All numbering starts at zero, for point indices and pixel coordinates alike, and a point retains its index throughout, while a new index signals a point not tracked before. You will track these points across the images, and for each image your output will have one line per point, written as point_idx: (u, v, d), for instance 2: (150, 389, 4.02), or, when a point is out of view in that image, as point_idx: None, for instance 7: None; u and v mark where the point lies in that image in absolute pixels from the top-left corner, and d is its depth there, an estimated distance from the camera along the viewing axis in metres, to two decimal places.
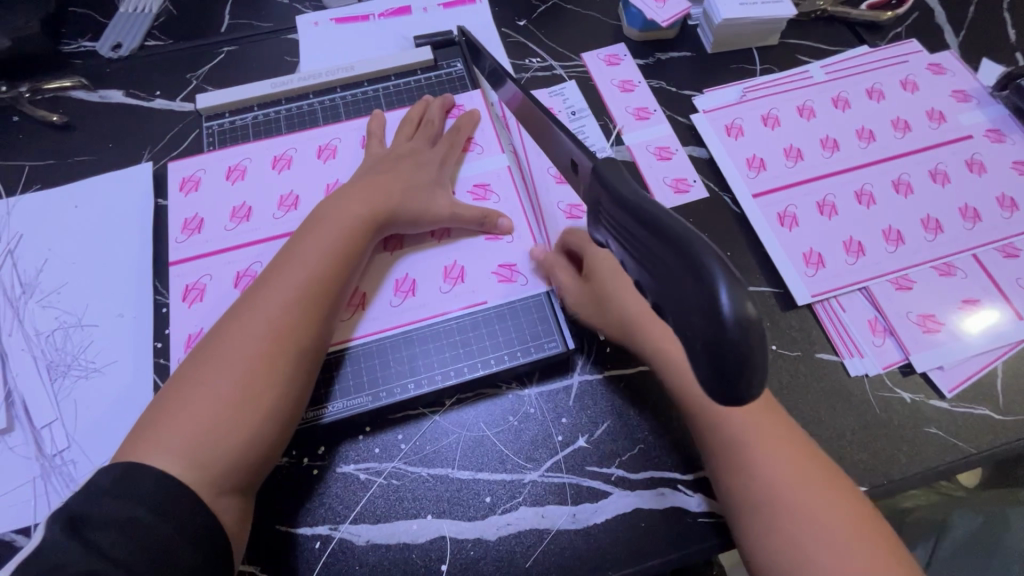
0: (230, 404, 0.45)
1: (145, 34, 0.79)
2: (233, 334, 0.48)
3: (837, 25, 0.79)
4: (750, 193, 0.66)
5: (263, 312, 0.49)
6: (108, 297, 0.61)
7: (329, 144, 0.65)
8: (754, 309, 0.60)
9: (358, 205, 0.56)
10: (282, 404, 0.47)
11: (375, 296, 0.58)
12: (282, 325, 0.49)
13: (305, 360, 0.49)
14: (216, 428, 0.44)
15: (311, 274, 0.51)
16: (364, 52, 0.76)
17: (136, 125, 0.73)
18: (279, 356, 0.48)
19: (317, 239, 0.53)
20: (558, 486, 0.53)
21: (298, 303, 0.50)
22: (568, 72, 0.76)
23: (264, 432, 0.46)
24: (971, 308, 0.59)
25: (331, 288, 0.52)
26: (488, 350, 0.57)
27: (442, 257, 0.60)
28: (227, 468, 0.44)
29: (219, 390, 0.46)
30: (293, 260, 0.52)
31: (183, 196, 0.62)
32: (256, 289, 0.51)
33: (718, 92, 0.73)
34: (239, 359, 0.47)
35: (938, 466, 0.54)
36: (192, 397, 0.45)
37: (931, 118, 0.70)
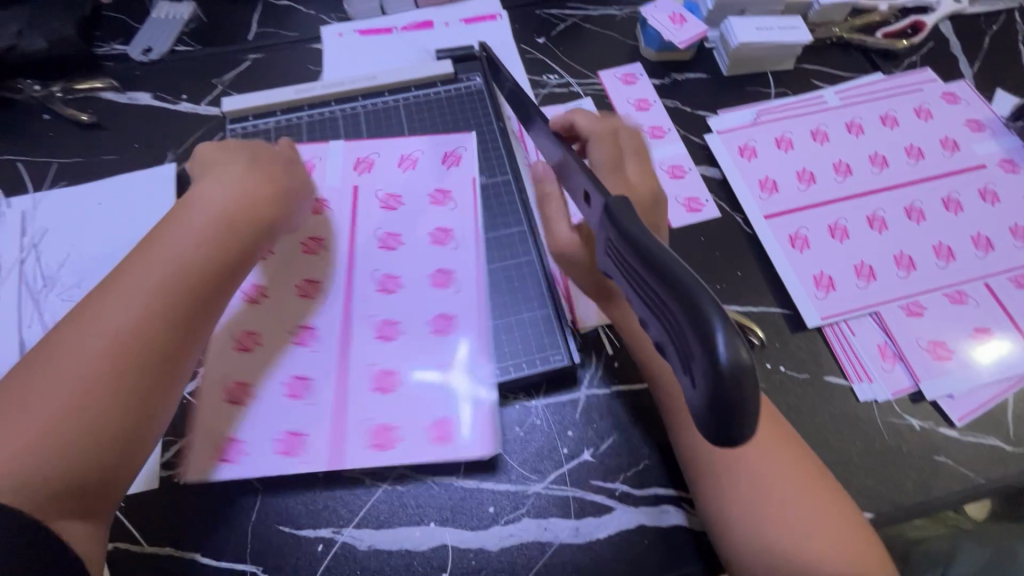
0: (77, 418, 0.41)
1: (174, 40, 0.81)
2: (77, 337, 0.43)
3: (852, 52, 0.80)
4: (762, 215, 0.66)
5: (112, 315, 0.44)
6: None
7: (367, 157, 0.67)
8: (763, 329, 0.61)
9: (253, 199, 0.53)
10: (116, 425, 0.42)
11: (319, 328, 0.58)
12: (138, 330, 0.44)
13: (164, 371, 0.45)
14: (55, 448, 0.40)
15: (161, 275, 0.46)
16: (385, 63, 0.78)
17: (161, 126, 0.75)
18: (132, 366, 0.43)
19: (176, 235, 0.49)
20: (561, 499, 0.53)
21: (159, 307, 0.45)
22: (585, 89, 0.77)
23: (96, 457, 0.41)
24: (983, 337, 0.59)
25: (188, 292, 0.47)
26: (474, 385, 0.55)
27: (428, 267, 0.61)
28: (69, 490, 0.40)
29: (55, 399, 0.41)
30: (149, 256, 0.47)
31: None
32: (109, 284, 0.46)
33: (733, 113, 0.74)
34: (82, 365, 0.42)
35: (948, 494, 0.53)
36: (33, 408, 0.40)
37: (945, 146, 0.70)
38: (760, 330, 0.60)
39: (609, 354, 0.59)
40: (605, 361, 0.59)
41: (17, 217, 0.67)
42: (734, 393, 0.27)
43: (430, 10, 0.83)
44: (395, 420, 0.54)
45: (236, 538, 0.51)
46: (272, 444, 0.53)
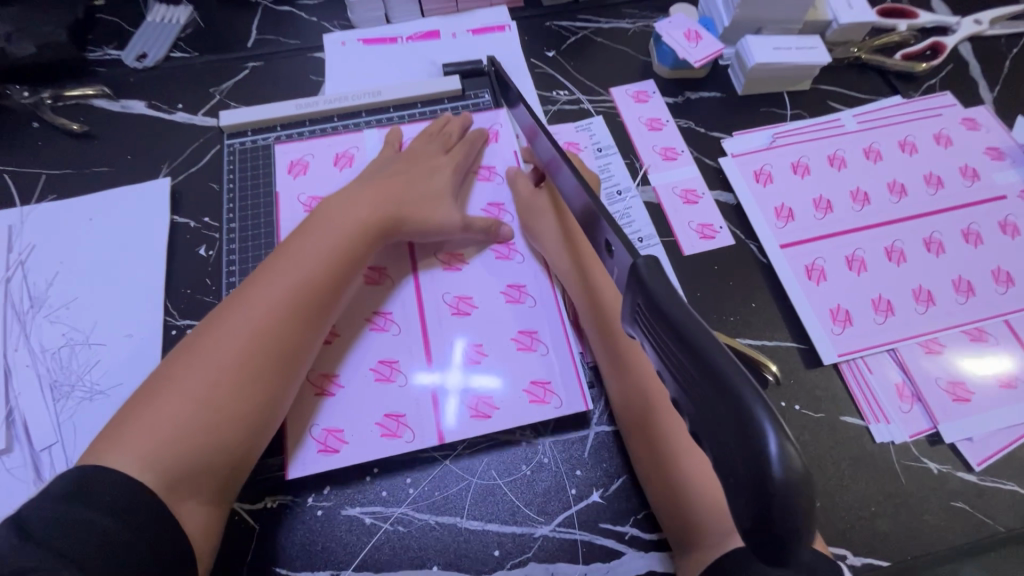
0: (201, 408, 0.47)
1: (170, 45, 0.78)
2: (215, 336, 0.50)
3: (869, 73, 0.78)
4: (778, 244, 0.65)
5: (248, 320, 0.51)
6: (116, 316, 0.60)
7: (346, 152, 0.66)
8: (778, 364, 0.59)
9: (365, 213, 0.58)
10: (242, 419, 0.48)
11: (394, 314, 0.58)
12: (261, 337, 0.50)
13: (279, 372, 0.50)
14: (186, 432, 0.46)
15: (290, 289, 0.53)
16: (390, 76, 0.75)
17: (156, 137, 0.72)
18: (255, 365, 0.49)
19: (303, 253, 0.55)
20: (569, 543, 0.51)
21: (279, 317, 0.51)
22: (596, 107, 0.74)
23: (224, 445, 0.47)
24: (1001, 377, 0.58)
25: (304, 304, 0.53)
26: (510, 373, 0.56)
27: (469, 286, 0.60)
28: (186, 476, 0.45)
29: (191, 396, 0.47)
30: (274, 274, 0.54)
31: (292, 178, 0.64)
32: (244, 295, 0.53)
33: (747, 135, 0.72)
34: (216, 368, 0.48)
35: (967, 543, 0.51)
36: (172, 396, 0.47)
37: (964, 175, 0.69)
38: (775, 365, 0.58)
39: None
40: None
41: (3, 231, 0.64)
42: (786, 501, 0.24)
43: (436, 20, 0.80)
44: (405, 418, 0.54)
45: None
46: (313, 444, 0.53)
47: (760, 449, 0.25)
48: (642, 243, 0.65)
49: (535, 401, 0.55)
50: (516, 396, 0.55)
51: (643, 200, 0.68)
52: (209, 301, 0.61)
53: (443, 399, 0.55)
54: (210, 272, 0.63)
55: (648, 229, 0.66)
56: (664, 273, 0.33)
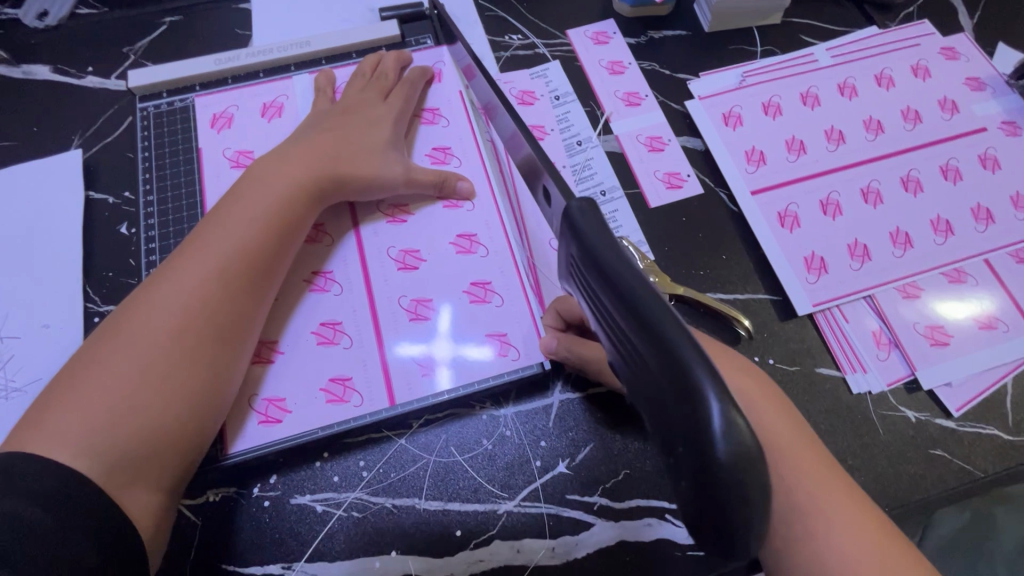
0: (138, 387, 0.41)
1: (76, 1, 0.70)
2: (145, 308, 0.44)
3: (844, 3, 0.73)
4: (749, 191, 0.60)
5: (181, 284, 0.45)
6: (31, 305, 0.55)
7: (275, 101, 0.59)
8: (750, 318, 0.55)
9: (298, 169, 0.51)
10: (187, 392, 0.43)
11: (335, 273, 0.53)
12: (199, 304, 0.44)
13: (224, 338, 0.45)
14: (121, 415, 0.40)
15: (228, 251, 0.47)
16: (324, 25, 0.68)
17: (65, 105, 0.64)
18: (196, 335, 0.44)
19: (240, 210, 0.48)
20: (535, 518, 0.48)
21: (220, 279, 0.45)
22: (552, 51, 0.68)
23: (168, 425, 0.41)
24: (979, 318, 0.55)
25: (248, 265, 0.47)
26: (465, 326, 0.52)
27: (413, 238, 0.55)
28: (126, 461, 0.39)
29: (123, 370, 0.41)
30: (212, 231, 0.47)
31: (216, 133, 0.58)
32: (174, 261, 0.46)
33: (716, 75, 0.67)
34: (150, 337, 0.42)
35: (945, 490, 0.50)
36: (96, 377, 0.41)
37: (943, 108, 0.65)
38: (747, 320, 0.55)
39: None
40: None
41: None
42: (733, 483, 0.22)
43: None
44: (354, 382, 0.50)
45: None
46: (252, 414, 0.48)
47: (701, 421, 0.22)
48: (605, 196, 0.60)
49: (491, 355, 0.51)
50: (470, 350, 0.51)
51: (606, 150, 0.63)
52: (133, 283, 0.56)
53: (391, 359, 0.50)
54: (132, 252, 0.57)
55: (611, 181, 0.61)
56: (600, 216, 0.29)
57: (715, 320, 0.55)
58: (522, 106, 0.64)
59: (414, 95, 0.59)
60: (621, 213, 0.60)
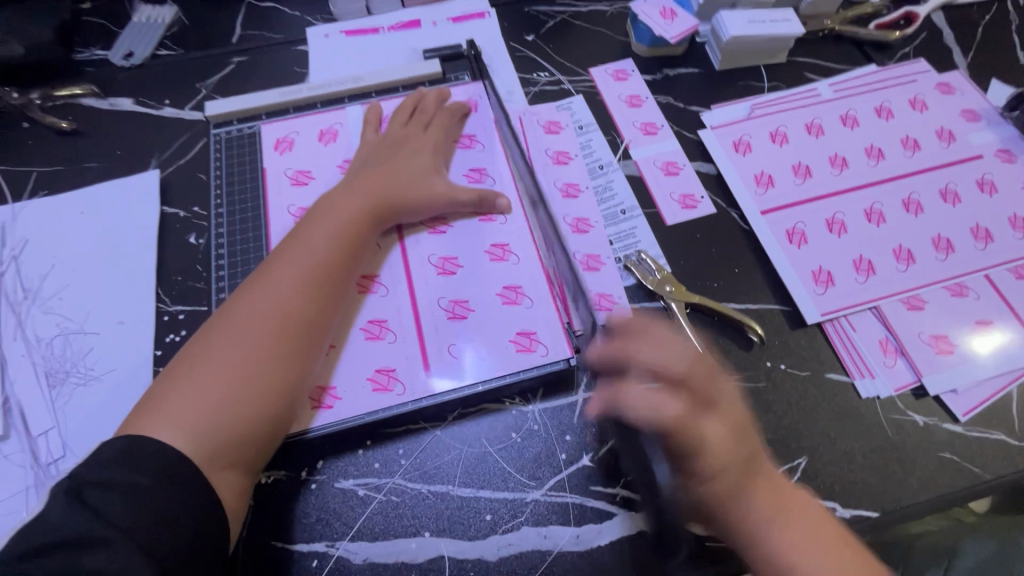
0: (238, 381, 0.46)
1: (157, 44, 0.79)
2: (243, 315, 0.50)
3: (845, 44, 0.79)
4: (759, 211, 0.65)
5: (274, 292, 0.51)
6: (109, 304, 0.61)
7: (331, 128, 0.67)
8: (762, 327, 0.59)
9: (362, 198, 0.58)
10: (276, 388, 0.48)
11: (383, 277, 0.59)
12: (287, 309, 0.50)
13: (309, 341, 0.51)
14: (222, 406, 0.45)
15: (311, 264, 0.53)
16: (373, 64, 0.76)
17: (145, 132, 0.73)
18: (286, 337, 0.49)
19: (321, 229, 0.55)
20: (561, 506, 0.51)
21: (305, 288, 0.52)
22: (576, 87, 0.76)
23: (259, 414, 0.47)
24: (983, 333, 0.58)
25: (326, 277, 0.53)
26: (498, 327, 0.57)
27: (449, 248, 0.61)
28: (224, 446, 0.45)
29: (223, 365, 0.47)
30: (299, 246, 0.54)
31: (278, 155, 0.65)
32: (263, 274, 0.53)
33: (726, 107, 0.73)
34: (247, 337, 0.48)
35: (954, 491, 0.52)
36: (201, 371, 0.47)
37: (941, 137, 0.70)
38: (759, 327, 0.59)
39: None
40: None
41: None
42: None
43: (417, 9, 0.81)
44: (399, 372, 0.54)
45: None
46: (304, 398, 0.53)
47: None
48: (625, 215, 0.66)
49: (523, 351, 0.55)
50: (504, 346, 0.56)
51: (625, 174, 0.69)
52: (200, 286, 0.62)
53: (431, 353, 0.55)
54: (200, 259, 0.64)
55: (630, 201, 0.67)
56: None
57: (728, 326, 0.59)
58: (549, 134, 0.71)
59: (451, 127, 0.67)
60: (640, 230, 0.65)
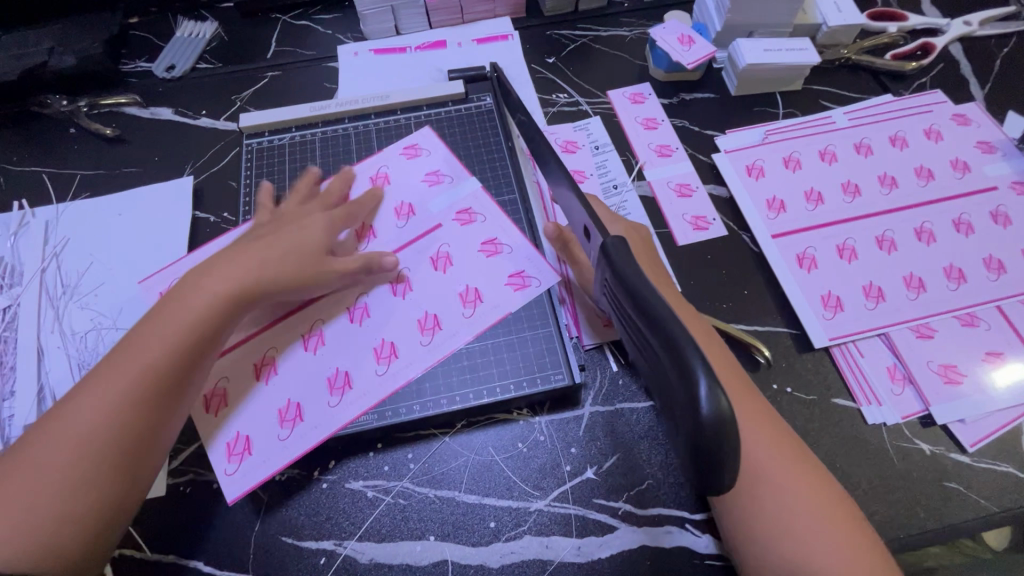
0: (72, 479, 0.45)
1: (197, 57, 0.84)
2: (81, 400, 0.47)
3: (861, 73, 0.80)
4: (770, 234, 0.66)
5: (137, 360, 0.49)
6: (141, 302, 0.64)
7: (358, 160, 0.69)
8: (769, 348, 0.60)
9: (233, 273, 0.53)
10: (117, 460, 0.47)
11: (372, 311, 0.58)
12: (136, 386, 0.48)
13: (164, 408, 0.49)
14: (54, 496, 0.45)
15: (156, 342, 0.49)
16: (399, 82, 0.80)
17: (182, 141, 0.77)
18: (136, 411, 0.48)
19: (200, 289, 0.52)
20: (563, 517, 0.52)
21: (162, 356, 0.49)
22: (594, 108, 0.78)
23: (98, 490, 0.46)
24: (997, 366, 0.58)
25: (174, 359, 0.49)
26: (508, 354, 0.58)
27: (426, 296, 0.59)
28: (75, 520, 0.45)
29: (68, 436, 0.46)
30: (178, 304, 0.51)
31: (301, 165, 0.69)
32: (134, 335, 0.51)
33: (741, 132, 0.75)
34: (97, 407, 0.47)
35: (959, 522, 0.52)
36: (37, 461, 0.45)
37: (955, 168, 0.70)
38: (766, 349, 0.60)
39: (614, 371, 0.59)
40: (609, 379, 0.59)
41: (40, 227, 0.69)
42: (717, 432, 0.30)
43: (443, 30, 0.85)
44: (385, 389, 0.55)
45: (238, 547, 0.52)
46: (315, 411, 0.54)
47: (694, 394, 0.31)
48: None
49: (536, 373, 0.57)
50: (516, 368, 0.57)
51: (639, 194, 0.70)
52: None
53: (433, 364, 0.57)
54: None
55: (643, 221, 0.68)
56: (630, 251, 0.38)
57: (736, 347, 0.60)
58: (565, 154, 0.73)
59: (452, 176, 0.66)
60: None
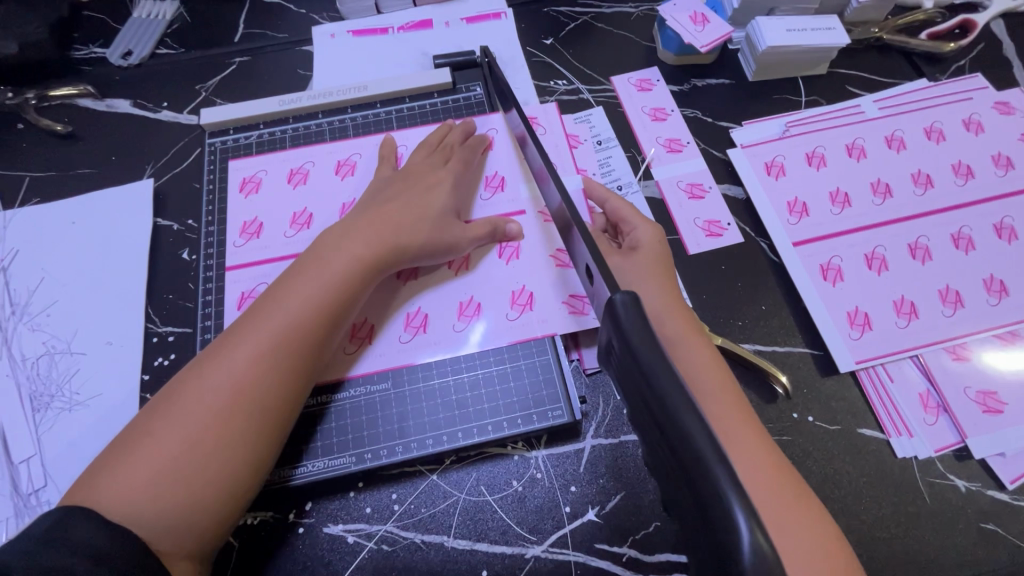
0: (185, 459, 0.41)
1: (157, 41, 0.76)
2: (201, 381, 0.44)
3: (893, 55, 0.72)
4: (791, 242, 0.60)
5: (236, 363, 0.45)
6: (98, 323, 0.59)
7: (349, 160, 0.62)
8: (790, 372, 0.55)
9: (360, 245, 0.50)
10: (234, 468, 0.43)
11: (425, 308, 0.55)
12: (248, 385, 0.44)
13: (276, 415, 0.45)
14: (180, 479, 0.41)
15: (290, 318, 0.47)
16: (380, 68, 0.72)
17: (142, 137, 0.70)
18: (241, 416, 0.43)
19: (305, 282, 0.48)
20: (562, 565, 0.48)
21: (271, 358, 0.45)
22: (596, 97, 0.70)
23: (214, 499, 0.42)
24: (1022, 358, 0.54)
25: (311, 336, 0.47)
26: (524, 380, 0.53)
27: (459, 292, 0.56)
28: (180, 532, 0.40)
29: (167, 446, 0.41)
30: (280, 301, 0.48)
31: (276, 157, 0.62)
32: (231, 334, 0.46)
33: (759, 125, 0.68)
34: (195, 414, 0.43)
35: (998, 569, 0.47)
36: (159, 441, 0.42)
37: (997, 164, 0.63)
38: (785, 375, 0.54)
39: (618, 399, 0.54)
40: (613, 409, 0.53)
41: None
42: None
43: (429, 8, 0.76)
44: (422, 392, 0.52)
45: None
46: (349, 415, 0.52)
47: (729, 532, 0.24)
48: None
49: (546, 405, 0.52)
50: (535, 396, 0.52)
51: (646, 196, 0.64)
52: (191, 306, 0.59)
53: (417, 399, 0.52)
54: (191, 277, 0.61)
55: None
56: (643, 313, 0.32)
57: (751, 373, 0.54)
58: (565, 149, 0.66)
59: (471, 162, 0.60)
60: None
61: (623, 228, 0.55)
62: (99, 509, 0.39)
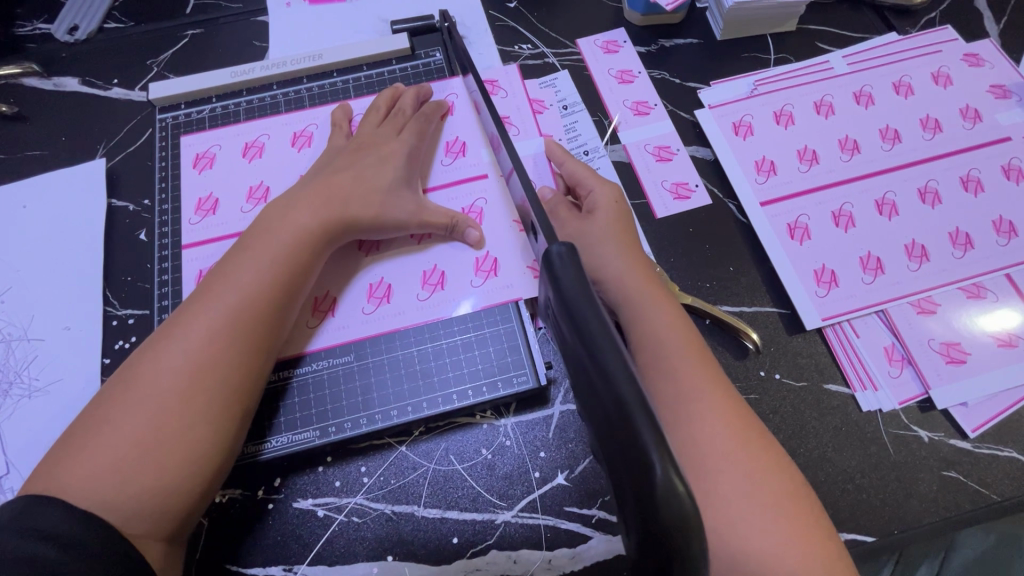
0: (147, 441, 0.40)
1: (104, 16, 0.72)
2: (155, 363, 0.43)
3: (863, 9, 0.71)
4: (758, 201, 0.59)
5: (190, 341, 0.43)
6: (54, 308, 0.57)
7: (305, 131, 0.60)
8: (758, 332, 0.54)
9: (307, 217, 0.49)
10: (201, 448, 0.42)
11: (389, 278, 0.54)
12: (205, 363, 0.43)
13: (240, 391, 0.44)
14: (144, 462, 0.40)
15: (241, 294, 0.45)
16: (338, 37, 0.70)
17: (92, 116, 0.67)
18: (202, 395, 0.42)
19: (254, 257, 0.47)
20: (532, 529, 0.48)
21: (225, 334, 0.44)
22: (561, 61, 0.68)
23: (181, 481, 0.41)
24: (988, 314, 0.54)
25: (266, 310, 0.46)
26: (492, 346, 0.52)
27: (422, 261, 0.55)
28: (148, 514, 0.40)
29: (127, 429, 0.40)
30: (229, 277, 0.46)
31: (228, 132, 0.60)
32: (182, 313, 0.45)
33: (726, 84, 0.66)
34: (153, 396, 0.41)
35: (958, 515, 0.48)
36: (117, 427, 0.40)
37: (965, 116, 0.63)
38: (754, 334, 0.54)
39: None
40: None
41: None
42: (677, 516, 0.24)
43: None
44: (386, 363, 0.52)
45: None
46: (314, 391, 0.51)
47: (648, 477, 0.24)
48: None
49: (516, 369, 0.51)
50: (502, 362, 0.52)
51: (613, 160, 0.62)
52: (149, 288, 0.58)
53: (380, 371, 0.52)
54: (149, 257, 0.59)
55: None
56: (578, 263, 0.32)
57: (722, 332, 0.54)
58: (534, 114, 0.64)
59: (428, 129, 0.58)
60: None
61: (580, 191, 0.55)
62: (62, 495, 0.38)
